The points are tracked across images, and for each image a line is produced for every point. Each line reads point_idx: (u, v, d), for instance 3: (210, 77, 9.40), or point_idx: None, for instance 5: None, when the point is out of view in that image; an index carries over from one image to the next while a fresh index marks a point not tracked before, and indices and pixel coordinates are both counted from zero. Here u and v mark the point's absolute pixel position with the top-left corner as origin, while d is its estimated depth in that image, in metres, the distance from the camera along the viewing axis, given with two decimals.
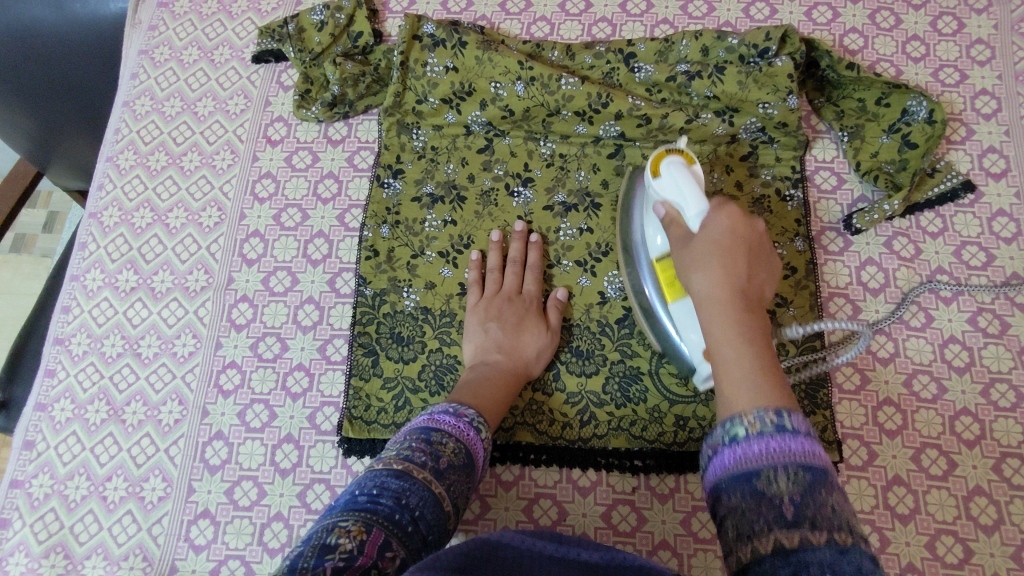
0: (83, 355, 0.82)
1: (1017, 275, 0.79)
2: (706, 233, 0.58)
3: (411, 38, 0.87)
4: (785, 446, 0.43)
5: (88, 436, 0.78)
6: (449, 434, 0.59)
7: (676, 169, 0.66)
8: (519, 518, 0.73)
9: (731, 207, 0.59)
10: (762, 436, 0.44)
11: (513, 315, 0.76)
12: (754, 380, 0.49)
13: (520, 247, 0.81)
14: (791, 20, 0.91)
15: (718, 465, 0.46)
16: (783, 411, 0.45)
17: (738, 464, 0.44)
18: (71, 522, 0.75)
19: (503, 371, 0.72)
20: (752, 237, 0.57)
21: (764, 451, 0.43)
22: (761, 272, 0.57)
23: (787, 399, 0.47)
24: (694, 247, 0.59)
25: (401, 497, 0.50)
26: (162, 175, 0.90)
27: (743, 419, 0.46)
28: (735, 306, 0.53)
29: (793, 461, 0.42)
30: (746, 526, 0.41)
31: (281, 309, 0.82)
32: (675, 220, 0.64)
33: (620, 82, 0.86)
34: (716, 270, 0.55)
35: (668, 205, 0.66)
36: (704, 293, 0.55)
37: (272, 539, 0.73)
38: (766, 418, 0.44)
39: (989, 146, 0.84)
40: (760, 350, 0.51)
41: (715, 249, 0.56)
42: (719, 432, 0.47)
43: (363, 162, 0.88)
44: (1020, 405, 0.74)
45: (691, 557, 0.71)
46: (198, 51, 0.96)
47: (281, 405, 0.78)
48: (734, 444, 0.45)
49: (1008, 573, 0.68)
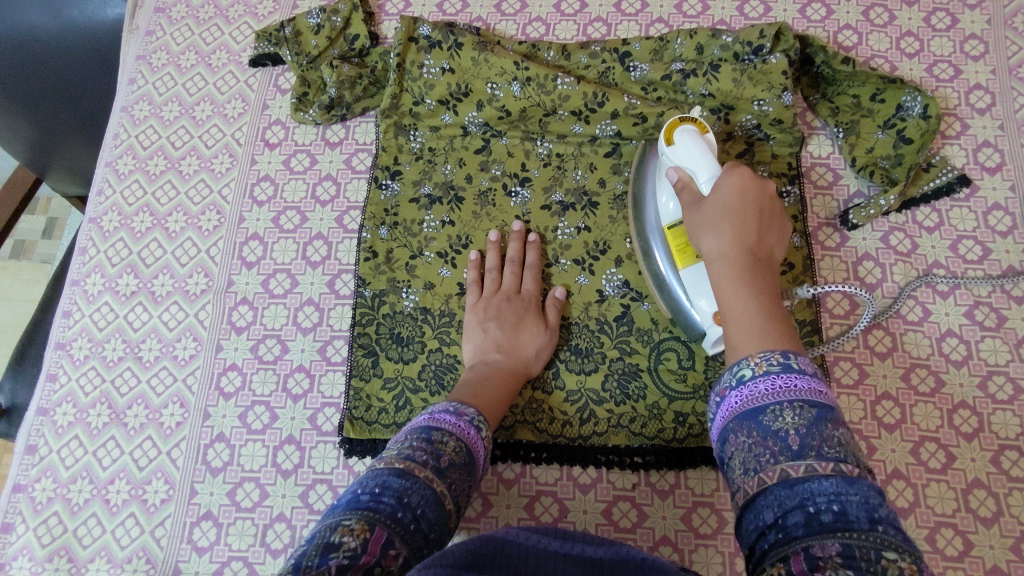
0: (84, 359, 0.82)
1: (1014, 268, 0.79)
2: (717, 196, 0.62)
3: (407, 40, 0.87)
4: (790, 386, 0.47)
5: (90, 439, 0.79)
6: (451, 433, 0.59)
7: (689, 138, 0.68)
8: (520, 516, 0.74)
9: (742, 172, 0.62)
10: (768, 376, 0.48)
11: (512, 314, 0.77)
12: (760, 328, 0.54)
13: (518, 246, 0.81)
14: (786, 18, 0.91)
15: (728, 406, 0.50)
16: (788, 353, 0.50)
17: (746, 403, 0.49)
18: (74, 526, 0.75)
19: (502, 371, 0.72)
20: (760, 199, 0.62)
21: (771, 389, 0.48)
22: (768, 230, 0.61)
23: (792, 342, 0.53)
24: (706, 210, 0.62)
25: (403, 496, 0.50)
26: (161, 179, 0.90)
27: (751, 360, 0.50)
28: (742, 265, 0.57)
29: (797, 397, 0.47)
30: (754, 458, 0.46)
31: (281, 311, 0.82)
32: (688, 185, 0.67)
33: (616, 82, 0.87)
34: (726, 231, 0.59)
35: (681, 172, 0.68)
36: (714, 252, 0.59)
37: (274, 540, 0.73)
38: (772, 360, 0.49)
39: (984, 140, 0.85)
40: (767, 299, 0.56)
41: (725, 211, 0.61)
42: (728, 376, 0.52)
43: (361, 164, 0.89)
44: (1017, 398, 0.74)
45: (693, 552, 0.71)
46: (196, 56, 0.97)
47: (282, 407, 0.78)
48: (741, 386, 0.50)
49: (1008, 564, 0.69)
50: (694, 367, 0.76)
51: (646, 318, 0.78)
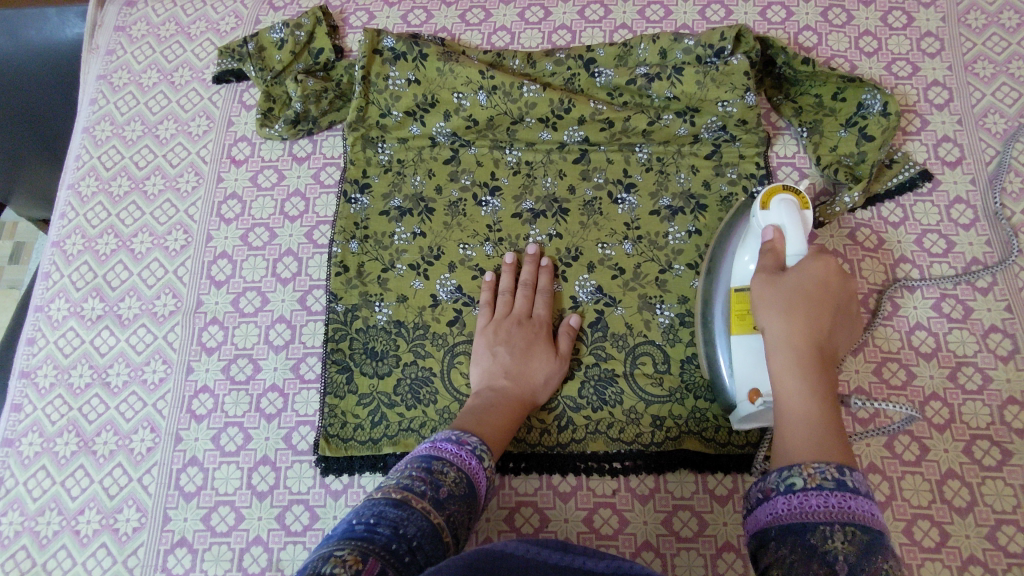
0: (50, 388, 0.80)
1: (978, 260, 0.80)
2: (798, 280, 0.61)
3: (372, 53, 0.87)
4: (842, 503, 0.47)
5: (57, 470, 0.77)
6: (451, 463, 0.59)
7: (785, 208, 0.68)
8: (500, 528, 0.73)
9: (827, 261, 0.63)
10: (822, 490, 0.48)
11: (522, 339, 0.75)
12: (817, 434, 0.53)
13: (531, 270, 0.80)
14: (747, 20, 0.93)
15: (774, 511, 0.49)
16: (844, 467, 0.49)
17: (795, 512, 0.48)
18: (43, 559, 0.73)
19: (509, 399, 0.71)
20: (839, 295, 0.62)
21: (822, 506, 0.47)
22: (837, 330, 0.62)
23: (849, 455, 0.51)
24: (782, 288, 0.62)
25: (399, 526, 0.48)
26: (125, 201, 0.89)
27: (804, 468, 0.50)
28: (808, 361, 0.57)
29: (850, 520, 0.46)
30: (795, 570, 0.45)
31: (252, 329, 0.81)
32: (774, 251, 0.66)
33: (582, 87, 0.87)
34: (797, 320, 0.59)
35: (779, 234, 0.67)
36: (779, 337, 0.59)
37: (251, 564, 0.72)
38: (826, 474, 0.49)
39: (944, 135, 0.86)
40: (827, 404, 0.55)
41: (802, 297, 0.60)
42: (774, 475, 0.51)
43: (330, 179, 0.88)
44: (986, 387, 0.75)
45: (674, 556, 0.71)
46: (157, 74, 0.95)
47: (256, 427, 0.77)
48: (792, 494, 0.49)
49: (984, 553, 0.70)
50: (669, 370, 0.76)
51: (620, 323, 0.78)
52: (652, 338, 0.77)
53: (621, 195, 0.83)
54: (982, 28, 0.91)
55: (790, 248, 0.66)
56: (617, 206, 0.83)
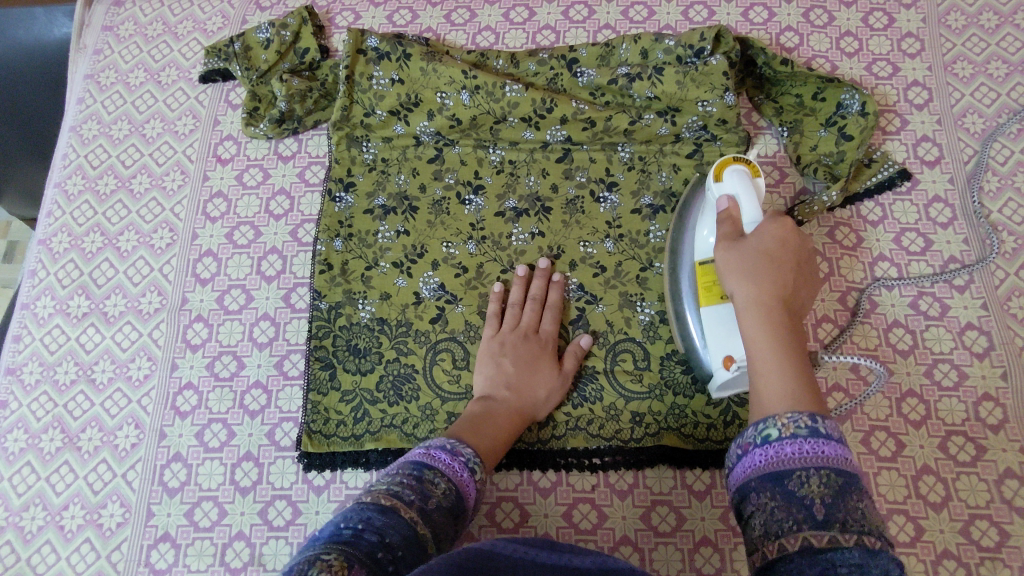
0: (35, 384, 0.81)
1: (955, 259, 0.81)
2: (757, 242, 0.61)
3: (356, 52, 0.88)
4: (818, 450, 0.45)
5: (42, 465, 0.77)
6: (442, 474, 0.59)
7: (739, 177, 0.69)
8: (481, 523, 0.74)
9: (783, 221, 0.62)
10: (796, 439, 0.47)
11: (527, 353, 0.75)
12: (790, 386, 0.52)
13: (542, 284, 0.79)
14: (729, 21, 0.93)
15: (752, 465, 0.48)
16: (816, 415, 0.48)
17: (772, 465, 0.47)
18: (28, 554, 0.74)
19: (509, 411, 0.71)
20: (799, 250, 0.62)
21: (797, 453, 0.46)
22: (803, 285, 0.61)
23: (822, 403, 0.51)
24: (743, 251, 0.62)
25: (385, 534, 0.48)
26: (111, 199, 0.89)
27: (778, 420, 0.48)
28: (775, 314, 0.56)
29: (826, 465, 0.45)
30: (776, 523, 0.44)
31: (236, 327, 0.82)
32: (732, 219, 0.67)
33: (564, 87, 0.88)
34: (761, 277, 0.59)
35: (733, 203, 0.68)
36: (746, 298, 0.59)
37: (234, 558, 0.72)
38: (799, 422, 0.47)
39: (923, 135, 0.87)
40: (798, 357, 0.54)
41: (762, 257, 0.60)
42: (752, 431, 0.50)
43: (315, 177, 0.89)
44: (962, 383, 0.76)
45: (652, 551, 0.72)
46: (145, 74, 0.96)
47: (239, 424, 0.78)
48: (768, 446, 0.48)
49: (958, 548, 0.70)
50: (649, 367, 0.77)
51: (601, 320, 0.79)
52: (632, 336, 0.78)
53: (603, 193, 0.84)
54: (962, 29, 0.92)
55: (746, 216, 0.67)
56: (599, 205, 0.84)
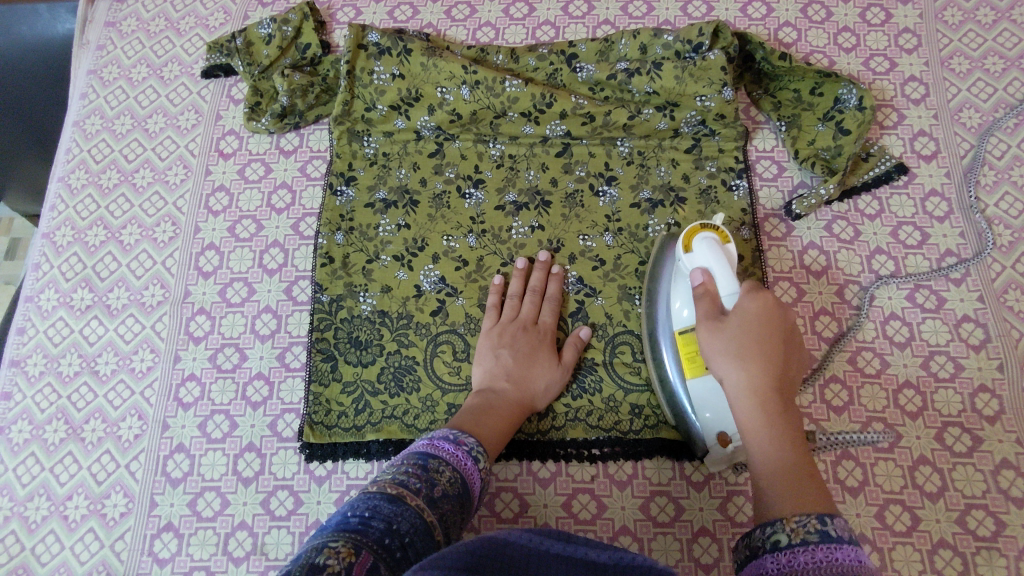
0: (39, 376, 0.82)
1: (952, 252, 0.82)
2: (742, 321, 0.61)
3: (357, 48, 0.88)
4: (831, 555, 0.45)
5: (47, 456, 0.78)
6: (448, 462, 0.60)
7: (709, 248, 0.68)
8: (481, 513, 0.75)
9: (764, 296, 0.62)
10: (807, 545, 0.46)
11: (527, 345, 0.76)
12: (795, 486, 0.52)
13: (541, 276, 0.80)
14: (728, 17, 0.94)
15: (763, 571, 0.47)
16: (824, 516, 0.48)
17: (784, 572, 0.46)
18: (32, 543, 0.74)
19: (508, 403, 0.72)
20: (782, 326, 0.61)
21: (810, 561, 0.45)
22: (791, 356, 0.61)
23: (827, 499, 0.51)
24: (729, 334, 0.61)
25: (392, 522, 0.49)
26: (114, 193, 0.90)
27: (786, 523, 0.48)
28: (771, 404, 0.57)
29: (840, 570, 0.44)
30: None
31: (238, 319, 0.83)
32: (709, 294, 0.65)
33: (563, 82, 0.89)
34: (751, 366, 0.58)
35: (707, 277, 0.66)
36: (739, 389, 0.58)
37: (236, 548, 0.73)
38: (809, 526, 0.47)
39: (920, 129, 0.88)
40: (798, 451, 0.55)
41: (749, 338, 0.59)
42: (761, 531, 0.50)
43: (316, 171, 0.89)
44: (958, 375, 0.77)
45: (651, 541, 0.72)
46: (147, 69, 0.97)
47: (241, 415, 0.78)
48: (778, 552, 0.47)
49: (954, 537, 0.71)
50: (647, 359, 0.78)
51: (600, 313, 0.80)
52: (631, 328, 0.79)
53: (602, 187, 0.85)
54: (959, 24, 0.92)
55: (723, 289, 0.65)
56: (598, 199, 0.84)
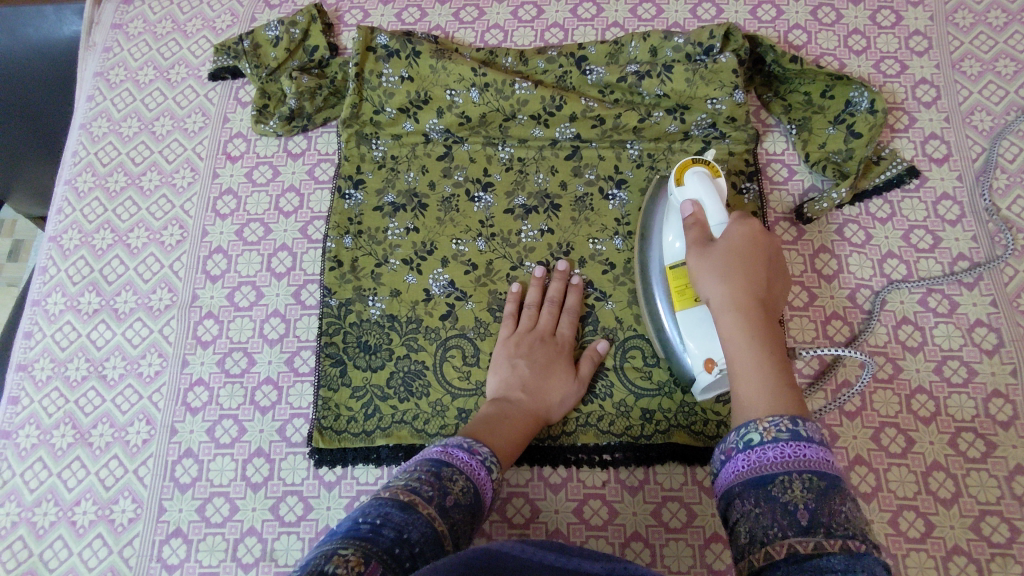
0: (46, 380, 0.81)
1: (964, 256, 0.81)
2: (729, 243, 0.61)
3: (366, 50, 0.88)
4: (799, 453, 0.46)
5: (54, 461, 0.77)
6: (460, 471, 0.59)
7: (699, 180, 0.67)
8: (492, 519, 0.74)
9: (752, 222, 0.62)
10: (777, 443, 0.48)
11: (544, 356, 0.75)
12: (770, 393, 0.52)
13: (560, 286, 0.79)
14: (737, 19, 0.94)
15: (735, 469, 0.49)
16: (797, 419, 0.49)
17: (755, 470, 0.48)
18: (40, 549, 0.74)
19: (523, 413, 0.71)
20: (771, 249, 0.61)
21: (779, 457, 0.47)
22: (778, 282, 0.61)
23: (801, 405, 0.51)
24: (715, 255, 0.61)
25: (403, 531, 0.48)
26: (122, 196, 0.90)
27: (759, 424, 0.49)
28: (753, 315, 0.57)
29: (806, 468, 0.46)
30: (762, 529, 0.45)
31: (246, 323, 0.82)
32: (698, 223, 0.65)
33: (573, 85, 0.88)
34: (734, 281, 0.58)
35: (697, 208, 0.66)
36: (721, 302, 0.58)
37: (246, 554, 0.73)
38: (780, 426, 0.48)
39: (931, 132, 0.87)
40: (776, 360, 0.55)
41: (736, 259, 0.60)
42: (735, 436, 0.51)
43: (324, 175, 0.89)
44: (972, 380, 0.76)
45: (663, 547, 0.72)
46: (154, 71, 0.96)
47: (250, 420, 0.78)
48: (749, 450, 0.49)
49: (968, 543, 0.71)
50: (659, 364, 0.77)
51: (611, 317, 0.79)
52: (642, 333, 0.78)
53: (612, 190, 0.84)
54: (970, 27, 0.92)
55: (712, 219, 0.65)
56: (608, 202, 0.84)
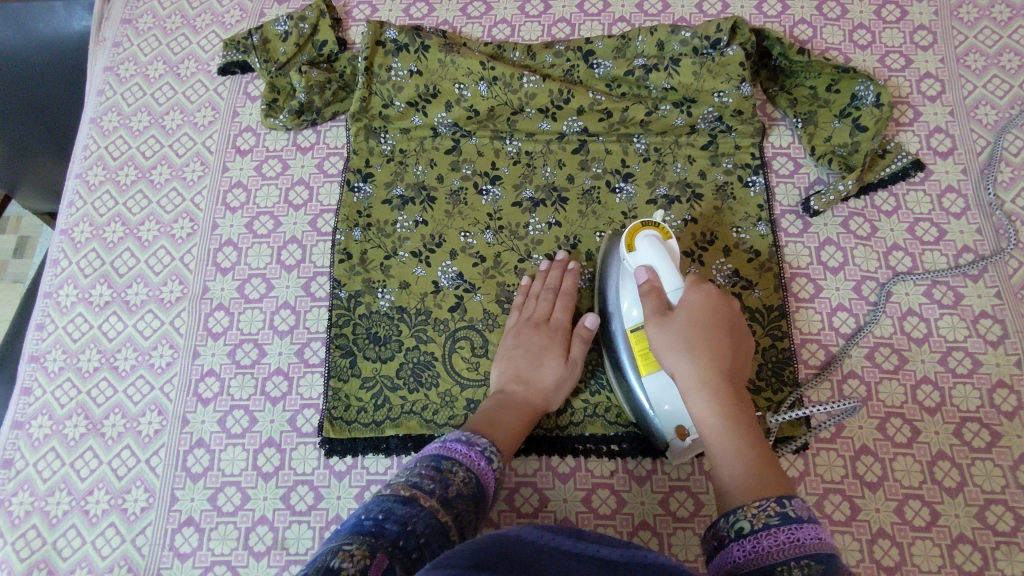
0: (59, 371, 0.82)
1: (969, 248, 0.82)
2: (689, 313, 0.62)
3: (375, 44, 0.88)
4: (793, 538, 0.47)
5: (67, 451, 0.78)
6: (461, 463, 0.60)
7: (650, 244, 0.67)
8: (501, 508, 0.75)
9: (707, 289, 0.63)
10: (770, 530, 0.48)
11: (538, 344, 0.75)
12: (754, 472, 0.53)
13: (555, 275, 0.80)
14: (743, 14, 0.94)
15: (732, 560, 0.49)
16: (783, 498, 0.50)
17: (752, 560, 0.48)
18: (53, 538, 0.75)
19: (519, 403, 0.72)
20: (726, 316, 0.63)
21: (775, 545, 0.47)
22: (737, 348, 0.63)
23: (783, 480, 0.53)
24: (678, 330, 0.61)
25: (407, 523, 0.51)
26: (132, 189, 0.90)
27: (748, 509, 0.50)
28: (725, 392, 0.58)
29: (803, 554, 0.46)
30: None
31: (257, 315, 0.83)
32: (655, 290, 0.65)
33: (580, 79, 0.89)
34: (701, 356, 0.59)
35: (652, 274, 0.66)
36: (691, 380, 0.59)
37: (257, 542, 0.73)
38: (769, 509, 0.49)
39: (935, 126, 0.88)
40: (751, 435, 0.56)
41: (700, 331, 0.61)
42: (724, 521, 0.51)
43: (333, 168, 0.89)
44: (976, 371, 0.77)
45: (671, 536, 0.73)
46: (164, 66, 0.97)
47: (261, 410, 0.79)
48: (743, 540, 0.49)
49: (973, 532, 0.71)
50: None
51: None
52: None
53: (619, 184, 0.85)
54: (974, 22, 0.93)
55: (667, 285, 0.65)
56: (615, 195, 0.85)
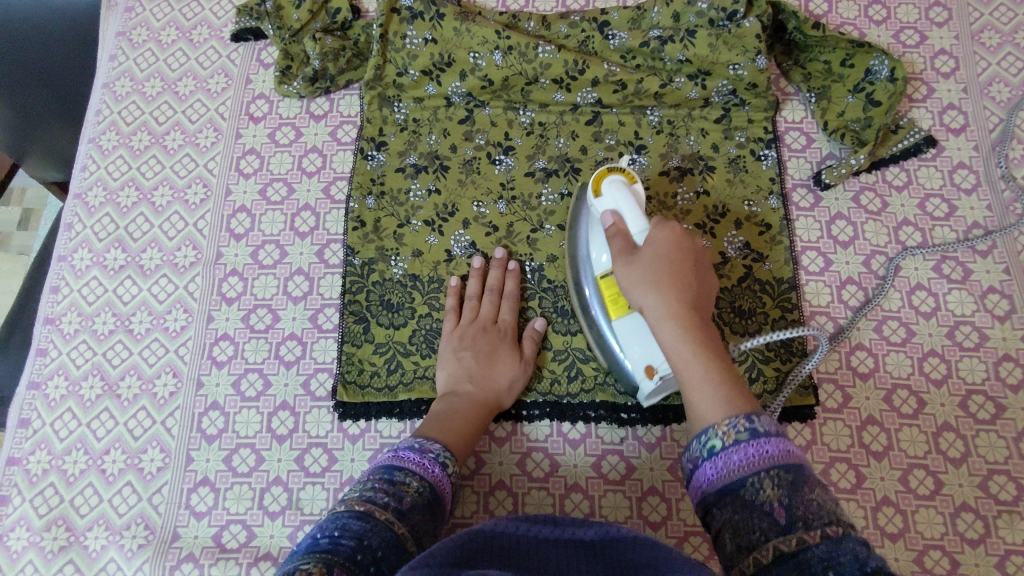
0: (74, 333, 0.83)
1: (979, 224, 0.83)
2: (653, 249, 0.62)
3: (390, 12, 0.88)
4: (762, 450, 0.47)
5: (83, 412, 0.79)
6: (414, 473, 0.60)
7: (615, 188, 0.68)
8: (511, 472, 0.76)
9: (671, 225, 0.64)
10: (739, 444, 0.48)
11: (487, 345, 0.77)
12: (721, 391, 0.53)
13: (498, 274, 0.81)
14: None
15: (705, 478, 0.50)
16: (752, 415, 0.50)
17: (724, 476, 0.48)
18: (71, 496, 0.76)
19: (473, 403, 0.73)
20: (690, 251, 0.63)
21: (745, 458, 0.48)
22: (701, 280, 0.63)
23: (749, 396, 0.53)
24: (643, 264, 0.62)
25: (363, 538, 0.50)
26: (146, 154, 0.91)
27: (718, 428, 0.50)
28: (689, 319, 0.58)
29: (771, 464, 0.46)
30: (744, 533, 0.45)
31: (271, 281, 0.83)
32: (621, 233, 0.66)
33: (595, 50, 0.88)
34: (665, 289, 0.59)
35: (617, 217, 0.67)
36: (658, 313, 0.59)
37: (272, 503, 0.75)
38: (738, 426, 0.49)
39: (948, 103, 0.88)
40: (716, 357, 0.56)
41: (663, 264, 0.61)
42: (697, 444, 0.52)
43: (346, 136, 0.90)
44: (983, 345, 0.78)
45: (679, 501, 0.74)
46: (176, 32, 0.97)
47: (275, 374, 0.80)
48: (715, 457, 0.50)
49: (975, 501, 0.73)
50: None
51: None
52: None
53: (632, 155, 0.85)
54: None
55: (633, 226, 0.66)
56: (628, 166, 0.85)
